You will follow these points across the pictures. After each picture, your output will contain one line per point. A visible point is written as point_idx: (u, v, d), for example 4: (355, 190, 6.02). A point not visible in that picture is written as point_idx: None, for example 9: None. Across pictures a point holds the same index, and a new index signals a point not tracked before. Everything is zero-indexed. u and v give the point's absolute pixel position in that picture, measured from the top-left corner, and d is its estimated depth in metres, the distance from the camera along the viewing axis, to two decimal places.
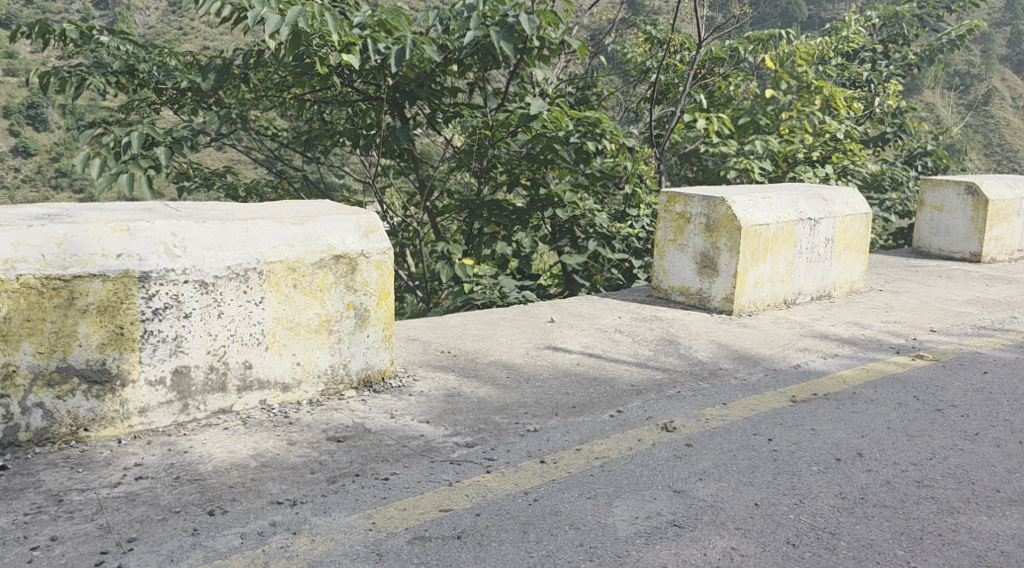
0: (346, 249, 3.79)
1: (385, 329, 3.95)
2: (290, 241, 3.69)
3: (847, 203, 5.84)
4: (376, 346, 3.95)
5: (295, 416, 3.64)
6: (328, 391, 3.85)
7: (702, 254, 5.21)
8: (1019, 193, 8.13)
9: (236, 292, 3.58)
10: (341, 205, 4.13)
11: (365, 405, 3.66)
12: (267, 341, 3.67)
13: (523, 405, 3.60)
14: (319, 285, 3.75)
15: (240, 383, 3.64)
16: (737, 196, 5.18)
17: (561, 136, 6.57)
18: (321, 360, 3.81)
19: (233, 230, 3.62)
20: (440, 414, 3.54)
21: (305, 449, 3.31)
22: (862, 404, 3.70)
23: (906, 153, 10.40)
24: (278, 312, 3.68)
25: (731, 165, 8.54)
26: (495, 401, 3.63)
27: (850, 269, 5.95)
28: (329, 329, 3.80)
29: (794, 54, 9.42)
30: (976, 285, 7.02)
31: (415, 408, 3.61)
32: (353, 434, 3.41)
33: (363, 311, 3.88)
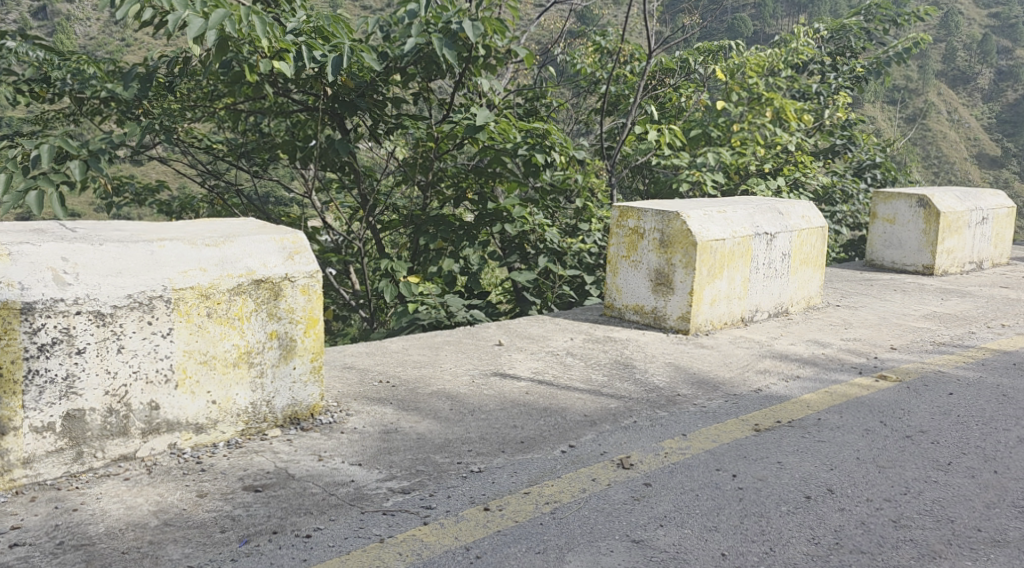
0: (268, 272, 3.52)
1: (314, 360, 3.68)
2: (203, 265, 3.41)
3: (803, 216, 5.66)
4: (303, 380, 3.67)
5: (207, 462, 3.34)
6: (249, 431, 3.56)
7: (656, 271, 4.98)
8: (970, 204, 8.00)
9: (139, 324, 3.28)
10: (264, 224, 3.85)
11: (290, 446, 3.37)
12: (177, 379, 3.37)
13: (467, 441, 3.33)
14: (238, 312, 3.47)
15: (145, 427, 3.34)
16: (691, 210, 4.97)
17: (509, 148, 6.35)
18: (240, 396, 3.52)
19: (137, 253, 3.33)
20: (375, 455, 3.26)
21: (216, 503, 3.02)
22: (828, 432, 3.48)
23: (857, 165, 10.25)
24: (188, 345, 3.38)
25: (682, 177, 8.33)
26: (436, 437, 3.36)
27: (807, 284, 5.77)
28: (249, 361, 3.52)
29: (744, 66, 9.25)
30: (932, 299, 6.87)
31: (347, 448, 3.32)
32: (273, 483, 3.11)
33: (288, 341, 3.60)
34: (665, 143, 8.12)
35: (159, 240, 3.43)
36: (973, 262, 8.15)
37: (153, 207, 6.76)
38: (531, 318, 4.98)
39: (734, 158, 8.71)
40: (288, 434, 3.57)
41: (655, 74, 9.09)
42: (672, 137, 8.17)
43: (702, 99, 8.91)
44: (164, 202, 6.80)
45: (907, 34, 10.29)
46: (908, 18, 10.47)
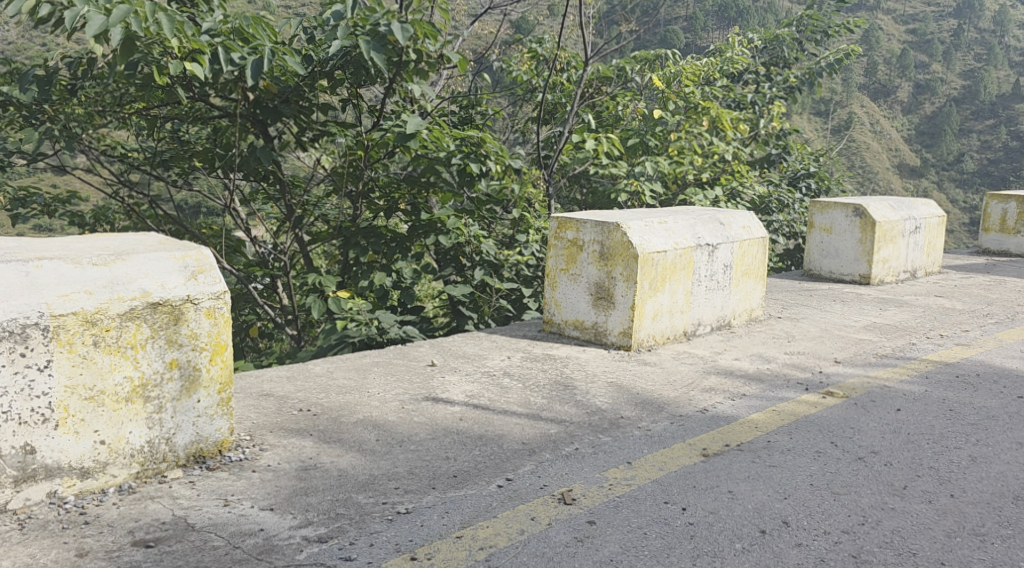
0: (167, 294, 3.25)
1: (221, 392, 3.40)
2: (89, 288, 3.13)
3: (743, 227, 5.50)
4: (209, 413, 3.38)
5: (92, 513, 3.03)
6: (144, 474, 3.26)
7: (596, 284, 4.77)
8: (904, 214, 7.87)
9: (9, 357, 2.97)
10: (164, 241, 3.58)
11: (192, 489, 3.07)
12: (56, 418, 3.07)
13: (394, 477, 3.06)
14: (130, 341, 3.18)
15: (18, 474, 3.03)
16: (632, 220, 4.77)
17: (443, 157, 6.14)
18: (134, 435, 3.22)
19: (11, 276, 3.04)
20: (289, 497, 2.98)
21: (98, 564, 2.72)
22: (780, 456, 3.29)
23: (791, 174, 10.21)
24: (70, 379, 3.08)
25: (621, 187, 8.15)
26: (360, 474, 3.09)
27: (749, 296, 5.60)
28: (145, 396, 3.23)
29: (681, 75, 9.10)
30: (874, 306, 6.66)
31: (258, 491, 3.03)
32: (167, 536, 2.82)
33: (191, 372, 3.32)
34: (602, 153, 7.95)
35: (36, 259, 3.15)
36: (907, 271, 8.02)
37: (65, 218, 6.37)
38: (466, 336, 4.74)
39: (671, 169, 8.58)
40: (190, 475, 3.28)
41: (592, 82, 8.92)
42: (609, 146, 8.01)
43: (638, 106, 8.67)
44: (76, 213, 6.37)
45: (838, 45, 10.37)
46: (837, 30, 10.58)
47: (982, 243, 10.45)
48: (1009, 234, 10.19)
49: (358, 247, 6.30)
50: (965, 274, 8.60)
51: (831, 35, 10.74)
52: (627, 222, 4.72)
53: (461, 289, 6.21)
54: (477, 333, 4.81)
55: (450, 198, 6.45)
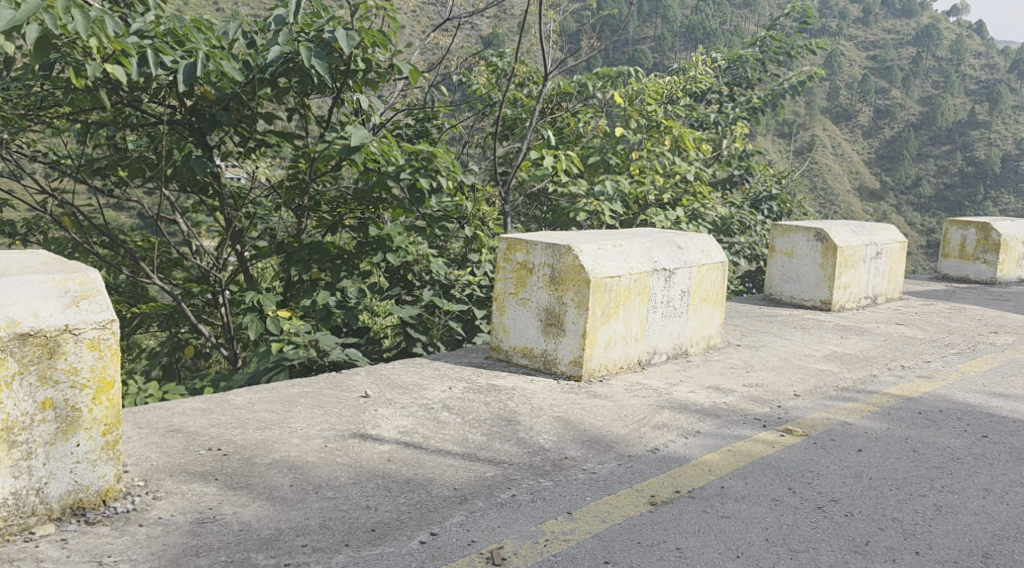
0: (39, 324, 2.96)
1: (105, 434, 3.09)
2: None
3: (702, 251, 5.28)
4: (90, 459, 3.07)
5: None
6: (10, 529, 2.95)
7: (546, 310, 4.52)
8: (865, 239, 7.70)
9: None
10: (54, 264, 3.31)
11: (62, 549, 2.75)
12: None
13: (304, 531, 2.79)
14: None
15: None
16: (585, 242, 4.53)
17: (392, 171, 5.89)
18: None
19: None
20: (177, 557, 2.69)
21: None
22: (733, 505, 3.05)
23: (754, 196, 10.05)
24: None
25: (580, 206, 7.93)
26: (264, 528, 2.81)
27: (707, 323, 5.37)
28: (10, 440, 2.93)
29: (643, 92, 8.89)
30: (835, 332, 6.43)
31: (142, 549, 2.73)
32: None
33: (68, 412, 3.02)
34: (561, 170, 7.73)
35: None
36: (868, 297, 7.84)
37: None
38: (406, 363, 4.46)
39: (631, 188, 8.38)
40: (61, 531, 2.97)
41: (552, 97, 8.70)
42: (568, 163, 7.78)
43: (599, 123, 8.48)
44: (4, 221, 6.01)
45: (800, 67, 10.28)
46: (800, 51, 10.47)
47: (941, 270, 10.32)
48: (968, 260, 10.07)
49: (300, 265, 6.02)
50: (926, 300, 8.45)
51: (794, 56, 10.62)
52: (580, 244, 4.48)
53: (409, 311, 5.91)
54: (419, 360, 4.54)
55: (400, 215, 6.17)
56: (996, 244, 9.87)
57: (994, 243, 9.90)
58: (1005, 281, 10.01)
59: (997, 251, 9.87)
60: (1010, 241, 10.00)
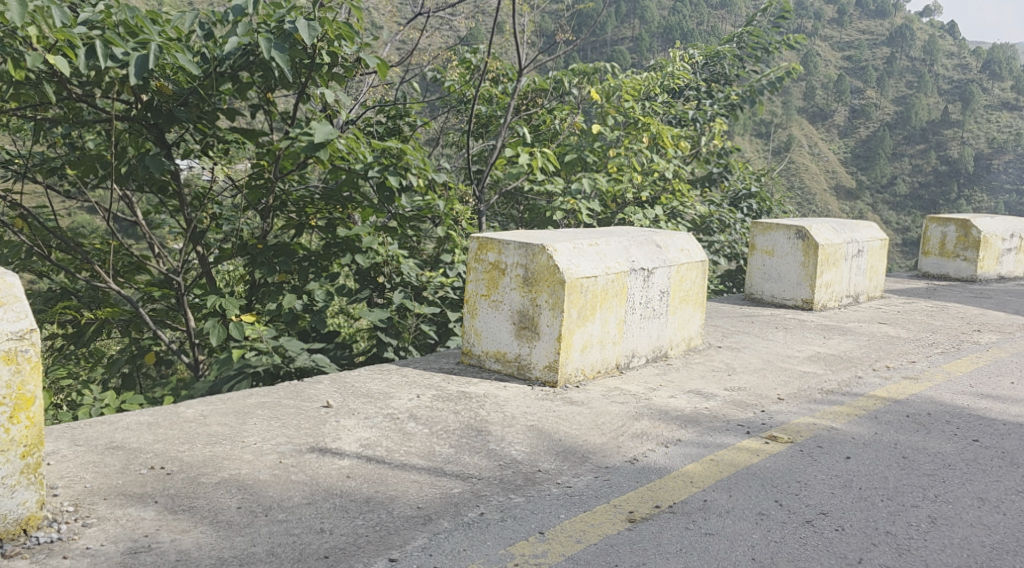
0: None
1: (25, 457, 2.78)
2: None
3: (681, 250, 5.09)
4: (7, 484, 2.75)
5: None
6: None
7: (519, 313, 4.31)
8: (846, 236, 7.53)
9: None
10: None
11: None
12: None
13: (250, 559, 2.59)
14: None
15: None
16: (560, 241, 4.34)
17: (359, 168, 5.67)
18: None
19: None
20: None
21: None
22: (716, 520, 2.88)
23: (733, 194, 9.88)
24: None
25: (557, 205, 7.73)
26: (206, 556, 2.61)
27: (687, 324, 5.18)
28: None
29: (620, 89, 8.73)
30: (818, 332, 6.26)
31: None
32: None
33: None
34: (537, 168, 7.53)
35: None
36: (850, 296, 7.68)
37: None
38: (372, 370, 4.25)
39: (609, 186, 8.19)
40: None
41: (527, 94, 8.51)
42: (545, 161, 7.57)
43: (575, 120, 8.30)
44: None
45: (778, 63, 10.14)
46: (778, 47, 10.32)
47: (922, 267, 10.18)
48: (949, 257, 9.93)
49: (265, 267, 5.79)
50: (908, 299, 8.30)
51: (772, 53, 10.48)
52: (554, 243, 4.29)
53: (379, 315, 5.69)
54: (387, 366, 4.33)
55: (369, 214, 5.95)
56: (976, 241, 9.73)
57: (974, 239, 9.76)
58: (986, 278, 9.90)
59: (977, 248, 9.74)
60: (990, 238, 9.88)
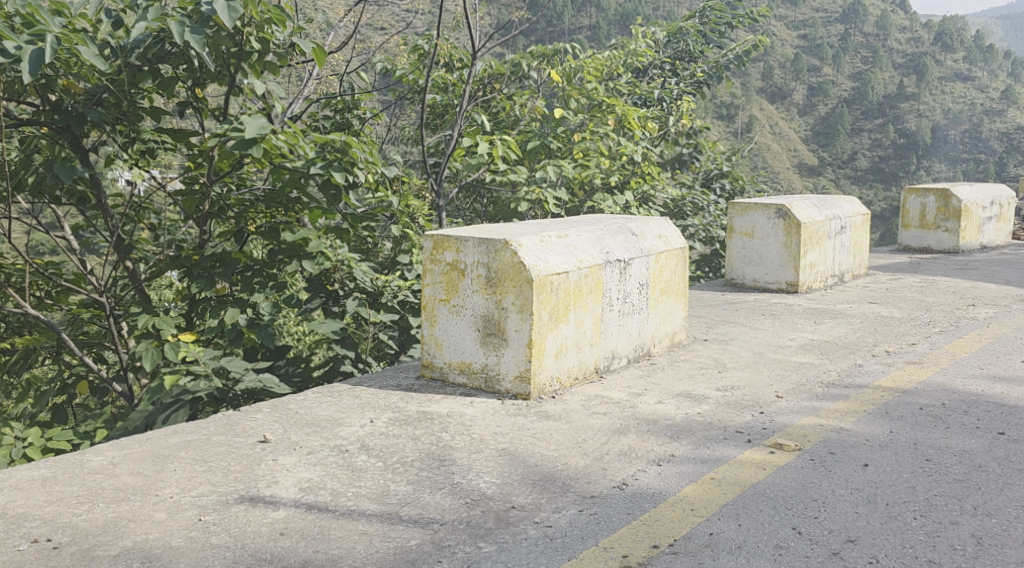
0: None
1: None
2: None
3: (659, 237, 4.63)
4: None
5: None
6: None
7: (483, 317, 3.83)
8: (828, 213, 7.08)
9: None
10: None
11: None
12: None
13: None
14: None
15: None
16: (525, 233, 3.85)
17: (301, 166, 5.14)
18: None
19: None
20: None
21: None
22: (726, 561, 2.46)
23: (704, 175, 9.43)
24: None
25: (522, 196, 7.24)
26: None
27: (669, 317, 4.72)
28: None
29: (582, 69, 8.28)
30: (807, 317, 5.81)
31: None
32: None
33: None
34: (497, 158, 7.03)
35: None
36: (835, 275, 7.24)
37: None
38: (320, 393, 3.75)
39: (574, 173, 7.72)
40: None
41: (483, 79, 8.00)
42: (505, 148, 7.07)
43: (535, 105, 7.81)
44: None
45: (744, 36, 9.70)
46: (742, 20, 9.88)
47: (902, 241, 9.78)
48: (929, 229, 9.53)
49: (203, 280, 5.29)
50: (893, 275, 7.89)
51: (736, 27, 10.02)
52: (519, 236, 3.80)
53: (330, 326, 5.17)
54: (337, 388, 3.83)
55: (318, 216, 5.45)
56: (956, 211, 9.32)
57: (955, 210, 9.36)
58: (968, 249, 9.52)
59: (958, 218, 9.34)
60: (971, 207, 9.49)
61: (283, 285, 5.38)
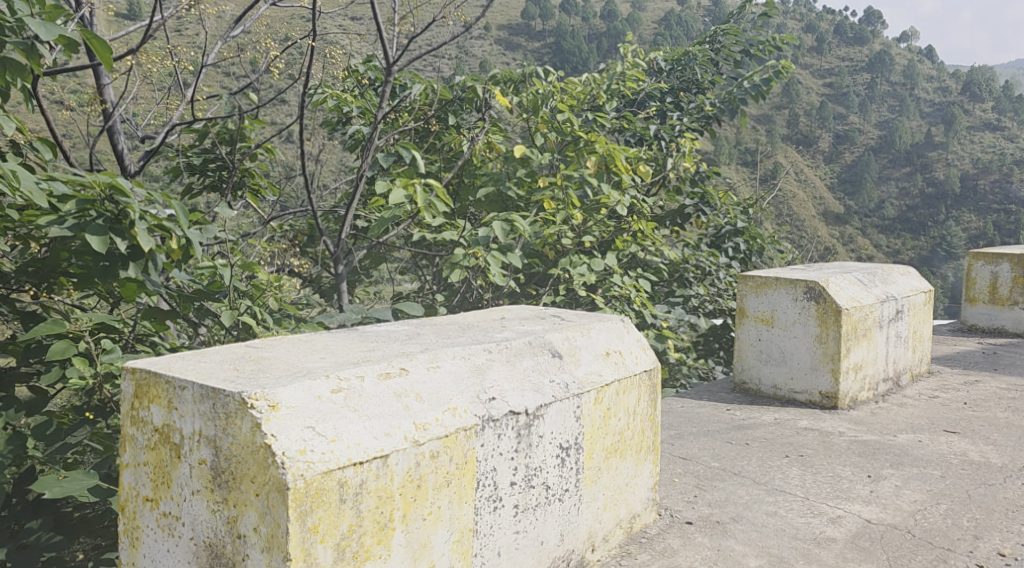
0: None
1: None
2: None
3: (602, 355, 2.75)
4: None
5: None
6: None
7: (211, 544, 2.16)
8: (878, 292, 5.07)
9: None
10: None
11: None
12: None
13: None
14: None
15: None
16: (302, 378, 2.18)
17: (44, 223, 3.21)
18: None
19: None
20: None
21: None
22: None
23: (713, 232, 7.31)
24: None
25: (457, 261, 5.30)
26: None
27: (621, 494, 2.81)
28: None
29: (555, 96, 6.37)
30: (854, 465, 3.86)
31: None
32: None
33: None
34: (422, 209, 5.09)
35: None
36: (888, 378, 5.24)
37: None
38: None
39: (534, 231, 5.77)
40: None
41: (418, 108, 6.07)
42: (437, 200, 5.11)
43: (481, 141, 5.86)
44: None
45: (765, 62, 7.64)
46: (762, 47, 7.86)
47: (966, 319, 7.78)
48: (1002, 305, 7.52)
49: None
50: (965, 373, 5.90)
51: (754, 55, 7.98)
52: (283, 387, 2.14)
53: (81, 483, 3.10)
54: None
55: (125, 294, 3.50)
56: None
57: None
58: None
59: None
60: None
61: (35, 405, 3.41)
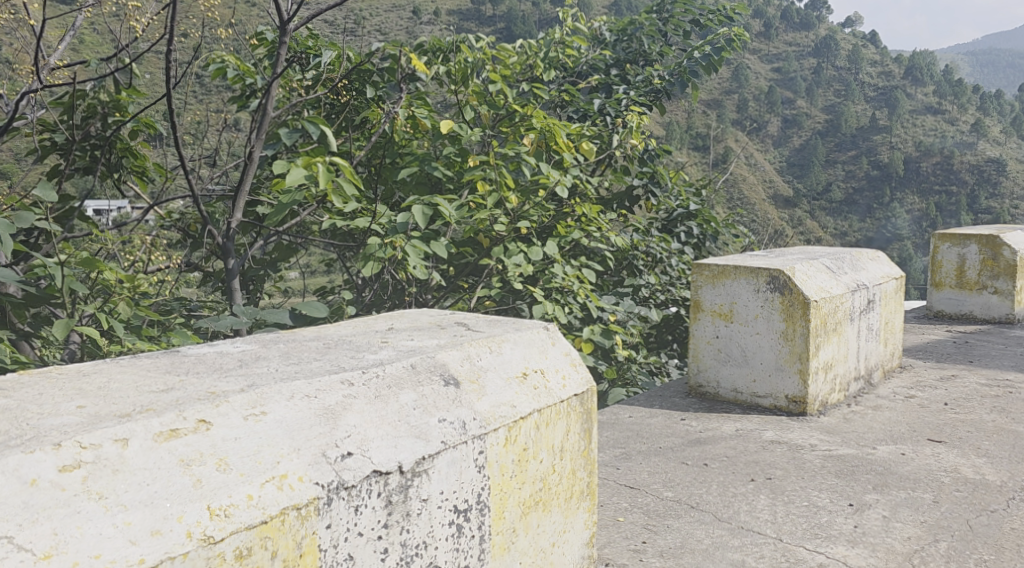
0: None
1: None
2: None
3: (509, 376, 2.34)
4: None
5: None
6: None
7: None
8: (848, 281, 4.46)
9: None
10: None
11: None
12: None
13: None
14: None
15: None
16: (12, 456, 1.74)
17: None
18: None
19: None
20: None
21: None
22: None
23: (664, 216, 6.63)
24: None
25: (372, 251, 4.56)
26: None
27: (548, 557, 2.35)
28: None
29: (486, 65, 5.63)
30: (832, 489, 3.23)
31: None
32: None
33: None
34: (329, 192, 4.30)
35: None
36: (860, 376, 4.65)
37: None
38: None
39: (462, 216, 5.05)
40: None
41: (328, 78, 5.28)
42: (348, 181, 4.31)
43: (400, 113, 5.11)
44: None
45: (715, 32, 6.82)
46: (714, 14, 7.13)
47: (932, 304, 7.21)
48: (970, 289, 6.99)
49: None
50: (940, 367, 5.35)
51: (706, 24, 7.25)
52: None
53: None
54: None
55: None
56: (1010, 266, 6.80)
57: (1007, 264, 6.83)
58: None
59: (1012, 276, 6.80)
60: None
61: None
